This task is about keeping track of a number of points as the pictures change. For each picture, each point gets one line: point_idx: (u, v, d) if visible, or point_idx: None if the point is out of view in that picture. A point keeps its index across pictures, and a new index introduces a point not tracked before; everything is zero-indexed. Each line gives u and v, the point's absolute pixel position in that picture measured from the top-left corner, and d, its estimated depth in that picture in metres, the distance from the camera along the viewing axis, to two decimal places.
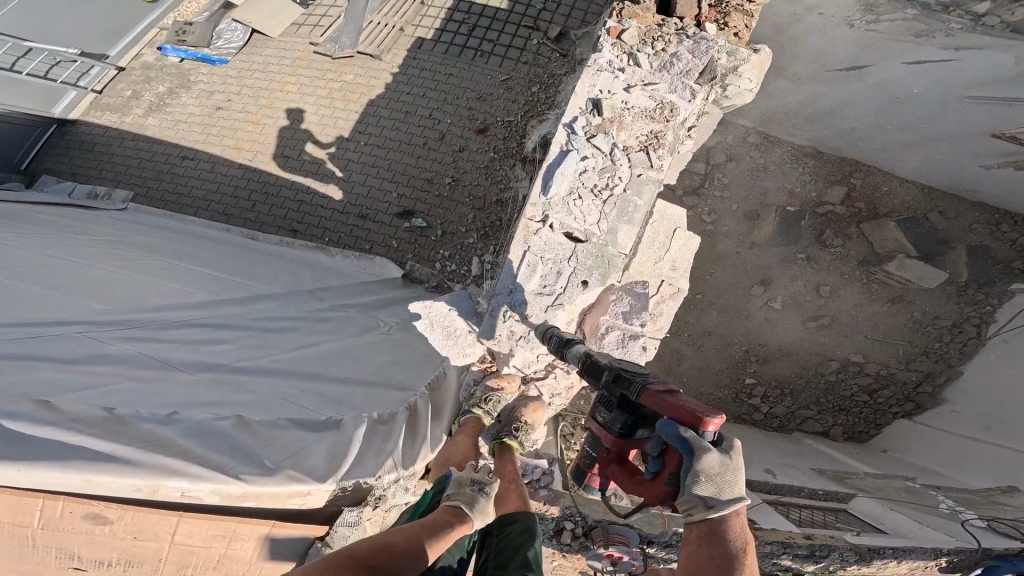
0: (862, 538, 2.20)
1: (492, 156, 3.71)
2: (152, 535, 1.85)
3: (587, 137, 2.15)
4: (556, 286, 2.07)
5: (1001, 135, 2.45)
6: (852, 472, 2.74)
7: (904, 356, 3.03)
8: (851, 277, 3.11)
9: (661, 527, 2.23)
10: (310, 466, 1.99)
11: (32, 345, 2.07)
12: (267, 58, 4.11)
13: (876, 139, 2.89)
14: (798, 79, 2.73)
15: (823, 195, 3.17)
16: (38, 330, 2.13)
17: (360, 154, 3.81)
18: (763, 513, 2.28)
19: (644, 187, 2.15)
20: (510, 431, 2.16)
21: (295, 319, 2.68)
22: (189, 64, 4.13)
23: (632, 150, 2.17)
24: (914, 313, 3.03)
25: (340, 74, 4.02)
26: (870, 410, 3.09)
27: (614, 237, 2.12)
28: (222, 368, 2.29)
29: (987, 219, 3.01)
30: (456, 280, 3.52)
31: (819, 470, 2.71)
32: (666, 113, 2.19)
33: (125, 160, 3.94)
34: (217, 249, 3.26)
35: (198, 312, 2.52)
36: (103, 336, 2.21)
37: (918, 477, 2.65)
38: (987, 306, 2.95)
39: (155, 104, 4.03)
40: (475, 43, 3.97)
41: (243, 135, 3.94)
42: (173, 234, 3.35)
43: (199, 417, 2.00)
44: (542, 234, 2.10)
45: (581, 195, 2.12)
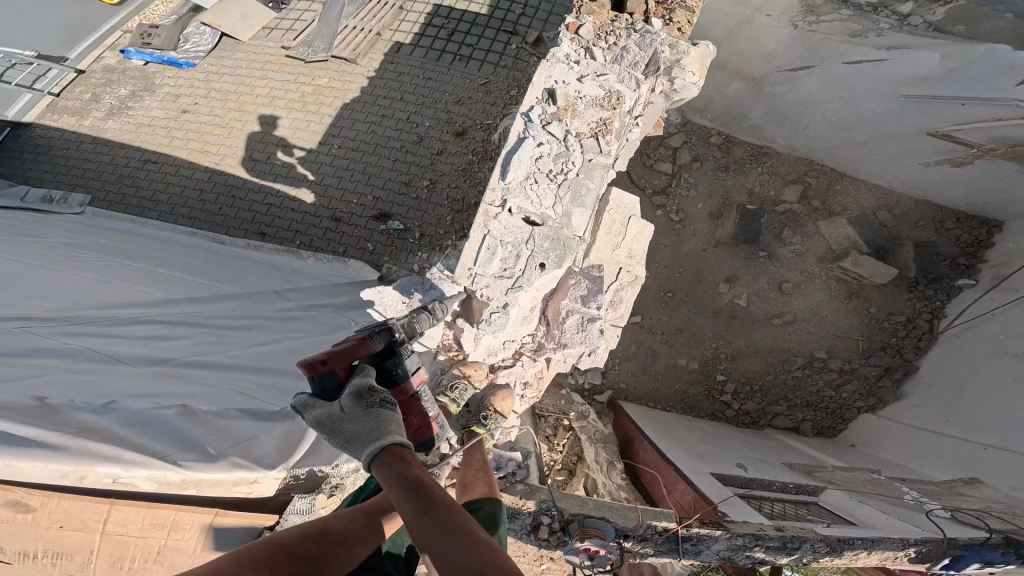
0: (831, 529, 2.05)
1: (469, 157, 3.74)
2: (81, 524, 1.85)
3: (543, 125, 2.22)
4: (515, 268, 2.14)
5: (936, 133, 2.55)
6: (820, 465, 2.75)
7: (863, 351, 3.15)
8: (812, 273, 3.25)
9: (635, 520, 2.05)
10: (259, 455, 2.00)
11: None
12: (237, 62, 4.19)
13: (828, 140, 3.06)
14: (754, 79, 2.88)
15: (781, 194, 3.32)
16: None
17: (333, 159, 3.86)
18: (736, 507, 2.15)
19: (595, 172, 2.24)
20: (478, 420, 2.10)
21: (257, 319, 2.70)
22: (154, 68, 4.21)
23: (584, 136, 2.24)
24: (870, 308, 3.17)
25: (314, 77, 4.10)
26: (835, 403, 3.15)
27: (569, 220, 2.20)
28: (171, 362, 2.36)
29: (933, 216, 3.17)
30: None
31: (790, 464, 2.74)
32: (614, 101, 2.27)
33: (81, 162, 4.00)
34: (181, 252, 3.28)
35: (148, 309, 2.56)
36: (48, 332, 2.30)
37: (885, 470, 2.66)
38: (938, 300, 3.10)
39: (115, 107, 4.11)
40: (454, 47, 4.05)
41: (211, 138, 3.99)
42: (132, 237, 3.35)
43: (138, 406, 2.06)
44: (502, 218, 2.14)
45: (538, 180, 2.18)
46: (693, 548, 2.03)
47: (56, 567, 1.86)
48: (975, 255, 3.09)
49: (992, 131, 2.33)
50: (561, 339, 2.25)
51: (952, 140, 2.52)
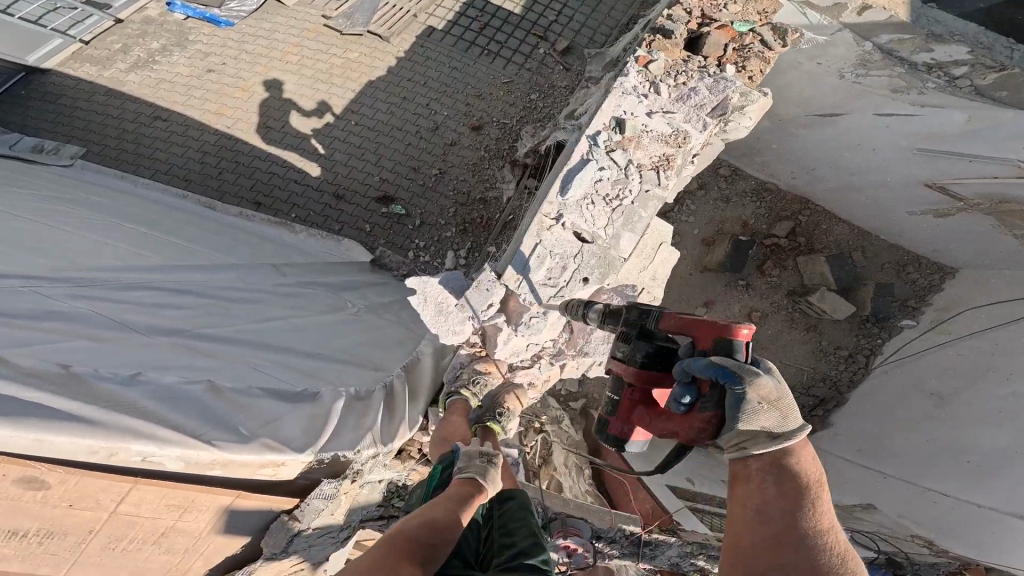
0: None
1: (481, 153, 3.82)
2: (92, 504, 1.84)
3: (607, 151, 2.35)
4: (560, 278, 2.28)
5: (932, 185, 2.71)
6: None
7: (806, 380, 3.46)
8: (779, 305, 3.56)
9: (608, 523, 2.53)
10: (287, 437, 2.14)
11: None
12: (276, 25, 4.10)
13: (825, 182, 3.27)
14: (780, 120, 2.98)
15: (772, 228, 3.61)
16: None
17: (346, 134, 3.86)
18: (685, 516, 2.71)
19: (649, 203, 2.37)
20: (493, 415, 2.44)
21: (264, 294, 2.68)
22: (193, 23, 4.09)
23: (644, 168, 2.38)
24: (822, 343, 3.49)
25: (346, 50, 4.06)
26: None
27: (617, 242, 2.33)
28: (182, 334, 2.27)
29: (896, 260, 3.46)
30: (428, 270, 3.61)
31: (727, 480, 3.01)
32: (679, 140, 2.40)
33: (86, 115, 3.87)
34: (185, 219, 3.22)
35: (151, 274, 2.45)
36: (53, 294, 2.07)
37: None
38: (879, 338, 3.42)
39: (142, 60, 3.98)
40: (483, 41, 4.08)
41: (227, 101, 3.91)
42: (128, 198, 3.25)
43: (165, 380, 2.03)
44: (554, 231, 2.29)
45: (594, 202, 2.32)
46: (650, 551, 2.44)
47: (45, 543, 1.86)
48: (922, 298, 3.37)
49: (982, 189, 2.50)
50: (583, 347, 2.41)
51: (947, 192, 2.67)
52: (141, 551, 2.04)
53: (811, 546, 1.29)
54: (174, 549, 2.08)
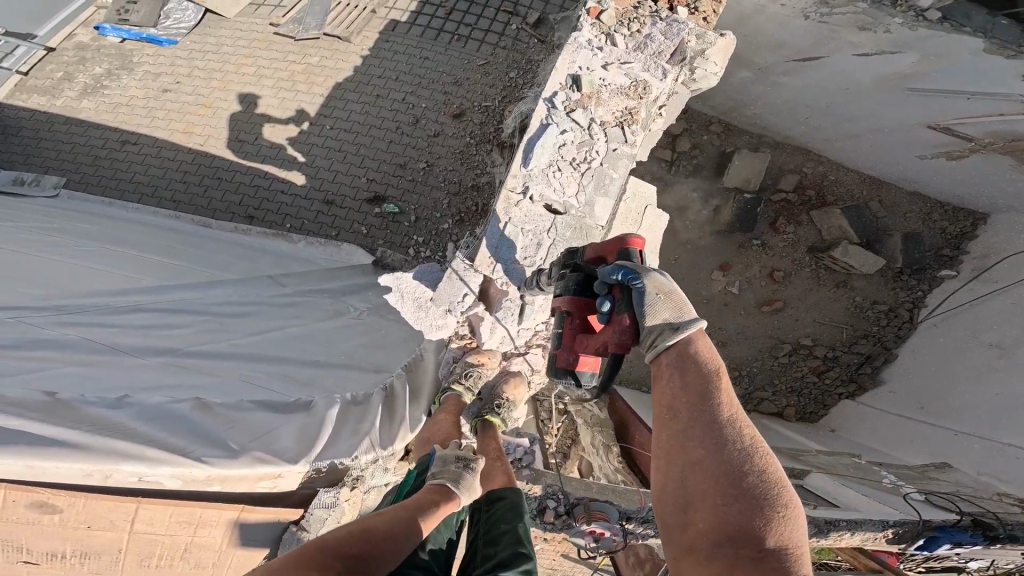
0: (818, 511, 2.25)
1: (467, 141, 3.70)
2: (108, 524, 1.84)
3: (567, 112, 2.21)
4: (536, 256, 2.14)
5: (936, 127, 2.60)
6: (806, 450, 3.02)
7: (848, 338, 3.44)
8: (802, 262, 3.50)
9: (638, 503, 2.35)
10: (280, 448, 2.01)
11: None
12: (222, 39, 4.02)
13: (826, 128, 3.12)
14: (759, 68, 2.83)
15: (778, 184, 3.53)
16: None
17: (325, 139, 3.76)
18: None
19: (620, 162, 2.23)
20: (492, 408, 2.20)
21: (256, 305, 2.63)
22: (132, 45, 4.03)
23: (609, 125, 2.23)
24: (855, 298, 3.45)
25: (304, 55, 3.95)
26: (819, 390, 3.45)
27: (591, 209, 2.19)
28: (176, 353, 2.26)
29: (920, 208, 3.43)
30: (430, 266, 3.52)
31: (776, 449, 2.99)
32: (640, 90, 2.26)
33: (54, 145, 3.83)
34: (173, 237, 3.18)
35: (138, 296, 2.43)
36: (39, 322, 2.15)
37: (864, 453, 2.89)
38: (919, 290, 3.39)
39: (89, 86, 3.93)
40: (453, 26, 3.94)
41: (192, 119, 3.84)
42: (109, 220, 3.22)
43: (153, 400, 1.99)
44: (523, 206, 2.15)
45: (561, 168, 2.18)
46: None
47: (85, 564, 1.90)
48: (958, 247, 3.36)
49: (990, 127, 2.44)
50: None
51: (952, 132, 2.59)
52: (173, 568, 1.99)
53: (716, 444, 1.24)
54: (203, 564, 2.00)
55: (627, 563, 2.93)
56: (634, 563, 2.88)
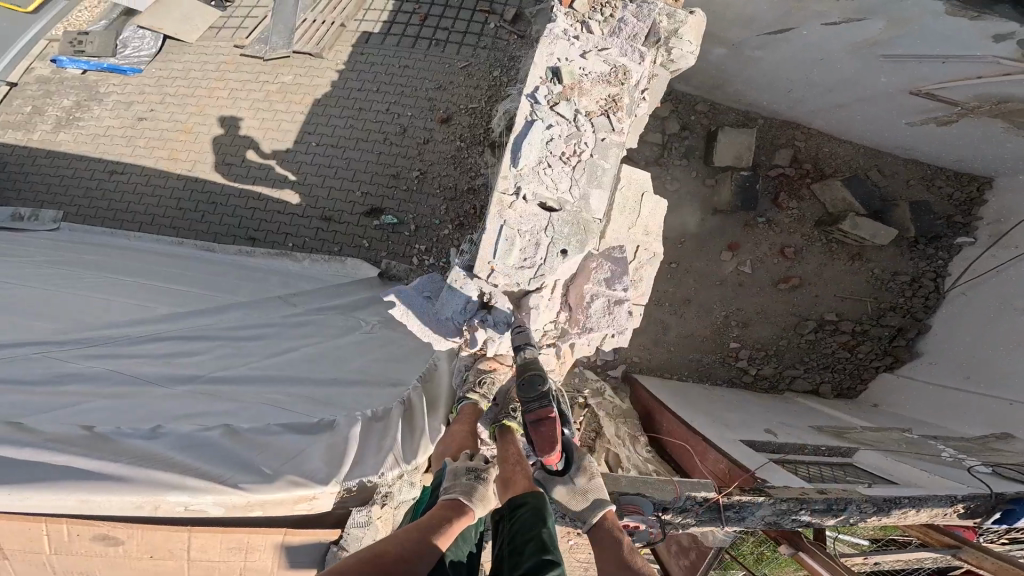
0: (876, 491, 2.29)
1: (458, 144, 3.64)
2: (164, 554, 1.76)
3: (550, 106, 2.09)
4: (536, 258, 2.02)
5: (918, 92, 2.66)
6: (851, 427, 3.03)
7: (874, 313, 3.50)
8: (811, 238, 3.54)
9: (674, 494, 2.31)
10: (311, 469, 1.91)
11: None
12: (188, 65, 3.97)
13: (811, 103, 3.22)
14: (733, 45, 2.87)
15: (773, 158, 3.56)
16: None
17: (315, 157, 3.72)
18: (774, 473, 2.44)
19: (609, 150, 2.14)
20: (508, 412, 2.22)
21: (272, 326, 2.54)
22: (95, 76, 3.98)
23: (594, 115, 2.14)
24: (875, 271, 3.49)
25: (276, 75, 3.90)
26: (854, 365, 3.53)
27: (587, 202, 2.09)
28: (200, 380, 2.22)
29: (922, 175, 3.45)
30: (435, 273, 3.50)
31: (820, 427, 3.04)
32: (620, 76, 2.18)
33: (44, 178, 3.81)
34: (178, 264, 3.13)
35: (157, 325, 2.43)
36: (65, 356, 2.18)
37: (917, 428, 2.93)
38: (939, 259, 3.43)
39: (63, 119, 3.90)
40: (429, 32, 3.89)
41: (175, 145, 3.82)
42: (114, 252, 3.23)
43: (184, 429, 1.95)
44: (517, 207, 2.02)
45: (552, 163, 2.06)
46: (736, 514, 2.24)
47: None
48: (971, 212, 3.37)
49: (971, 89, 2.48)
50: (586, 324, 2.14)
51: (935, 97, 2.65)
52: None
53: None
54: None
55: (672, 552, 2.93)
56: (678, 552, 2.86)
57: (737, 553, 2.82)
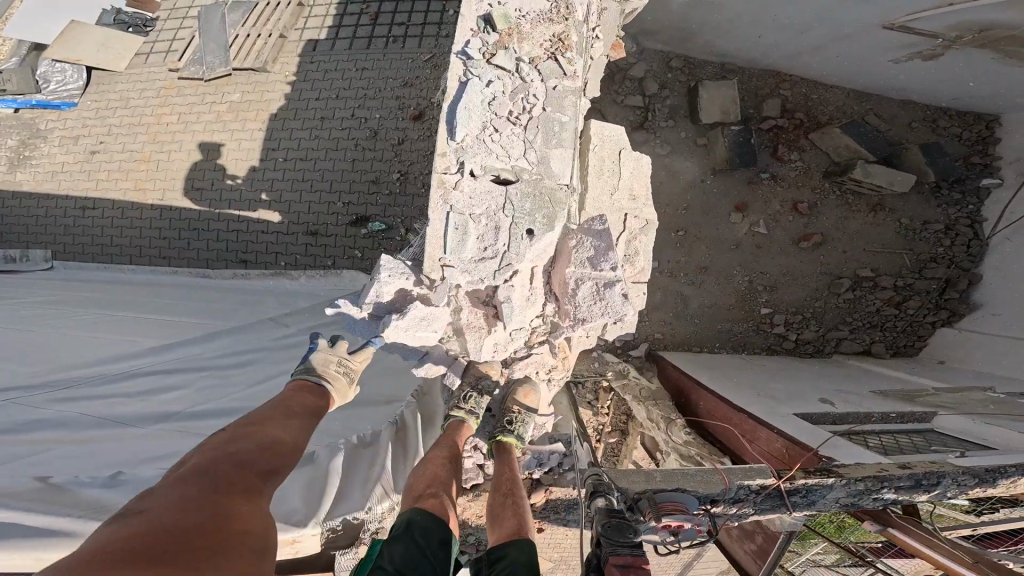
0: (970, 459, 2.01)
1: (435, 139, 3.40)
2: None
3: (487, 59, 1.71)
4: (497, 244, 1.67)
5: (892, 26, 2.59)
6: (923, 391, 2.71)
7: (914, 265, 3.23)
8: (823, 190, 3.28)
9: (722, 484, 2.01)
10: (287, 510, 1.67)
11: None
12: (125, 94, 3.74)
13: (784, 48, 3.05)
14: None
15: (761, 111, 3.30)
16: None
17: (286, 172, 3.49)
18: (843, 449, 2.13)
19: (565, 100, 1.75)
20: (504, 427, 1.94)
21: (257, 352, 2.38)
22: (30, 114, 3.77)
23: (540, 62, 1.75)
24: (902, 220, 3.24)
25: (222, 94, 3.66)
26: (906, 323, 3.27)
27: (548, 167, 1.72)
28: (176, 417, 2.06)
29: (924, 116, 3.25)
30: None
31: (883, 392, 2.73)
32: (564, 11, 1.77)
33: (21, 218, 3.69)
34: (164, 293, 2.98)
35: (130, 361, 2.22)
36: (36, 402, 1.97)
37: (999, 386, 2.62)
38: (969, 204, 3.20)
39: (14, 159, 3.74)
40: (384, 30, 3.62)
41: (138, 175, 3.61)
42: (92, 286, 3.08)
43: (145, 474, 1.71)
44: (463, 186, 1.66)
45: (498, 127, 1.69)
46: (803, 499, 2.00)
47: None
48: (987, 154, 3.19)
49: (949, 18, 2.42)
50: (577, 315, 1.77)
51: (910, 30, 2.58)
52: None
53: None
54: None
55: (732, 539, 2.53)
56: (740, 537, 2.45)
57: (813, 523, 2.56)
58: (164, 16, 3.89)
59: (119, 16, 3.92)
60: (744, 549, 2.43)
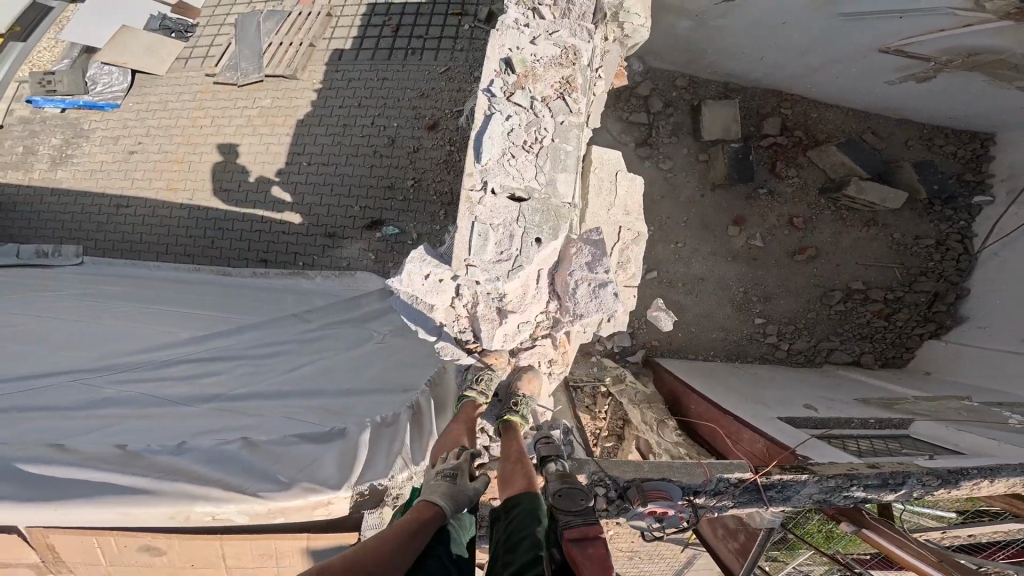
0: (937, 462, 2.22)
1: (447, 149, 3.68)
2: (205, 560, 1.86)
3: (507, 97, 1.97)
4: (512, 248, 1.93)
5: (887, 49, 2.79)
6: (902, 399, 2.94)
7: (906, 278, 3.45)
8: (818, 206, 3.51)
9: (705, 476, 2.22)
10: (323, 476, 1.94)
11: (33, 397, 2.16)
12: (165, 96, 4.05)
13: (786, 67, 3.26)
14: (696, 15, 2.96)
15: (762, 129, 3.54)
16: (34, 383, 2.21)
17: (310, 176, 3.76)
18: (819, 450, 2.35)
19: (570, 134, 2.00)
20: (510, 407, 2.16)
21: (286, 343, 2.64)
22: (75, 113, 4.06)
23: (550, 101, 2.00)
24: (893, 235, 3.46)
25: (254, 99, 3.95)
26: (895, 334, 3.47)
27: (555, 188, 1.97)
28: (220, 399, 2.34)
29: (920, 134, 3.45)
30: None
31: (865, 399, 2.95)
32: (571, 57, 2.04)
33: (62, 213, 3.94)
34: (197, 289, 3.25)
35: (171, 350, 2.46)
36: (99, 381, 2.26)
37: (977, 395, 2.82)
38: (960, 220, 3.41)
39: (57, 157, 4.01)
40: (403, 42, 3.90)
41: (172, 175, 3.89)
42: (131, 280, 3.35)
43: (206, 444, 2.01)
44: (486, 202, 1.92)
45: (515, 154, 1.95)
46: (779, 494, 2.21)
47: None
48: (981, 171, 3.38)
49: (941, 43, 2.62)
50: (575, 311, 2.01)
51: (904, 53, 2.78)
52: None
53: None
54: None
55: (717, 537, 2.74)
56: (725, 536, 2.65)
57: (802, 533, 2.75)
58: (204, 22, 4.22)
59: (164, 21, 4.20)
60: (727, 547, 2.64)
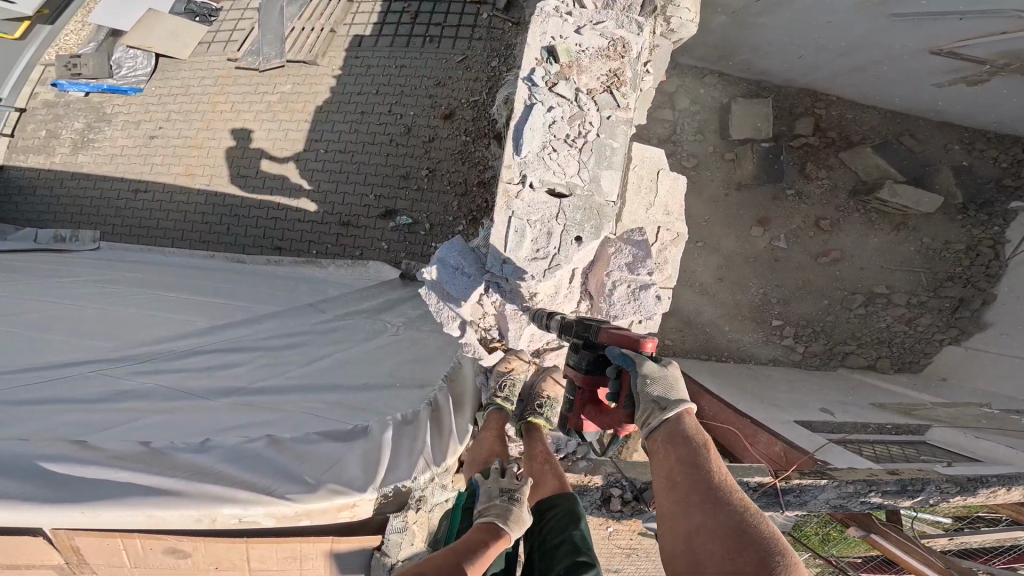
0: (955, 469, 2.15)
1: (464, 139, 3.60)
2: (228, 563, 1.88)
3: (549, 87, 1.90)
4: (549, 247, 1.87)
5: (940, 51, 2.66)
6: (920, 404, 2.86)
7: (931, 283, 3.33)
8: (847, 207, 3.39)
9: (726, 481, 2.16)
10: (349, 477, 1.93)
11: (46, 388, 2.11)
12: (186, 82, 3.99)
13: (824, 68, 3.14)
14: (734, 11, 2.83)
15: (794, 129, 3.42)
16: (48, 373, 2.16)
17: (324, 163, 3.71)
18: (837, 455, 2.28)
19: (617, 129, 1.94)
20: (535, 408, 2.17)
21: (303, 335, 2.64)
22: (98, 97, 4.03)
23: (596, 93, 1.93)
24: (924, 239, 3.33)
25: (274, 85, 3.89)
26: (912, 339, 3.36)
27: (599, 185, 1.92)
28: (239, 392, 2.30)
29: (961, 138, 3.30)
30: None
31: (884, 405, 2.86)
32: (619, 49, 1.97)
33: (80, 197, 3.92)
34: (214, 277, 3.22)
35: (190, 342, 2.47)
36: (117, 373, 2.24)
37: (998, 404, 2.75)
38: (994, 226, 3.26)
39: (78, 141, 3.98)
40: (422, 29, 3.80)
41: (190, 161, 3.85)
42: (147, 267, 3.33)
43: (230, 442, 2.03)
44: (524, 196, 1.87)
45: (557, 147, 1.89)
46: (797, 498, 2.13)
47: None
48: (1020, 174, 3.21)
49: (997, 46, 2.50)
50: (610, 312, 1.96)
51: (958, 56, 2.65)
52: None
53: (719, 510, 1.34)
54: None
55: None
56: None
57: (801, 535, 2.71)
58: (227, 7, 4.14)
59: (188, 5, 4.09)
60: None
